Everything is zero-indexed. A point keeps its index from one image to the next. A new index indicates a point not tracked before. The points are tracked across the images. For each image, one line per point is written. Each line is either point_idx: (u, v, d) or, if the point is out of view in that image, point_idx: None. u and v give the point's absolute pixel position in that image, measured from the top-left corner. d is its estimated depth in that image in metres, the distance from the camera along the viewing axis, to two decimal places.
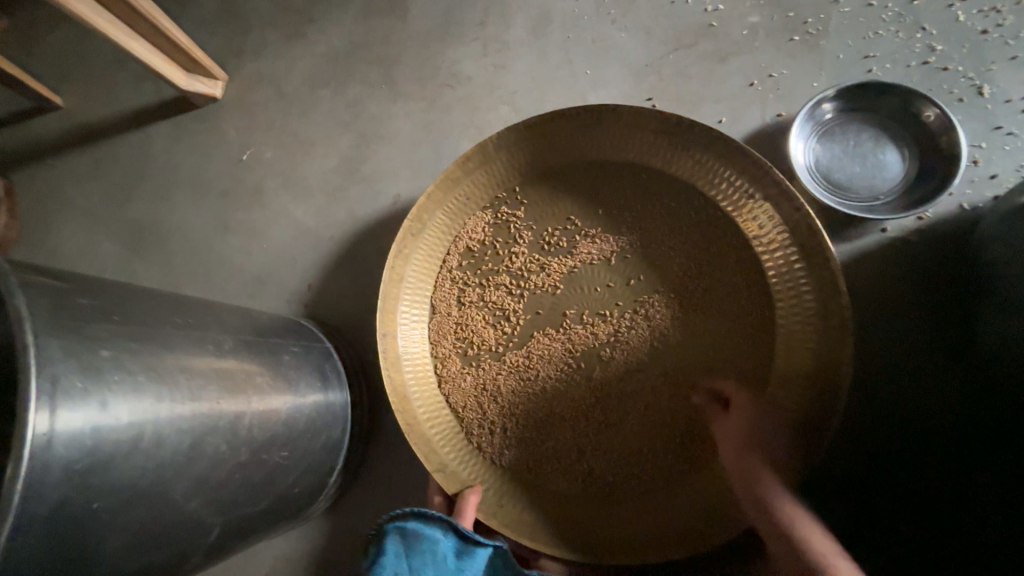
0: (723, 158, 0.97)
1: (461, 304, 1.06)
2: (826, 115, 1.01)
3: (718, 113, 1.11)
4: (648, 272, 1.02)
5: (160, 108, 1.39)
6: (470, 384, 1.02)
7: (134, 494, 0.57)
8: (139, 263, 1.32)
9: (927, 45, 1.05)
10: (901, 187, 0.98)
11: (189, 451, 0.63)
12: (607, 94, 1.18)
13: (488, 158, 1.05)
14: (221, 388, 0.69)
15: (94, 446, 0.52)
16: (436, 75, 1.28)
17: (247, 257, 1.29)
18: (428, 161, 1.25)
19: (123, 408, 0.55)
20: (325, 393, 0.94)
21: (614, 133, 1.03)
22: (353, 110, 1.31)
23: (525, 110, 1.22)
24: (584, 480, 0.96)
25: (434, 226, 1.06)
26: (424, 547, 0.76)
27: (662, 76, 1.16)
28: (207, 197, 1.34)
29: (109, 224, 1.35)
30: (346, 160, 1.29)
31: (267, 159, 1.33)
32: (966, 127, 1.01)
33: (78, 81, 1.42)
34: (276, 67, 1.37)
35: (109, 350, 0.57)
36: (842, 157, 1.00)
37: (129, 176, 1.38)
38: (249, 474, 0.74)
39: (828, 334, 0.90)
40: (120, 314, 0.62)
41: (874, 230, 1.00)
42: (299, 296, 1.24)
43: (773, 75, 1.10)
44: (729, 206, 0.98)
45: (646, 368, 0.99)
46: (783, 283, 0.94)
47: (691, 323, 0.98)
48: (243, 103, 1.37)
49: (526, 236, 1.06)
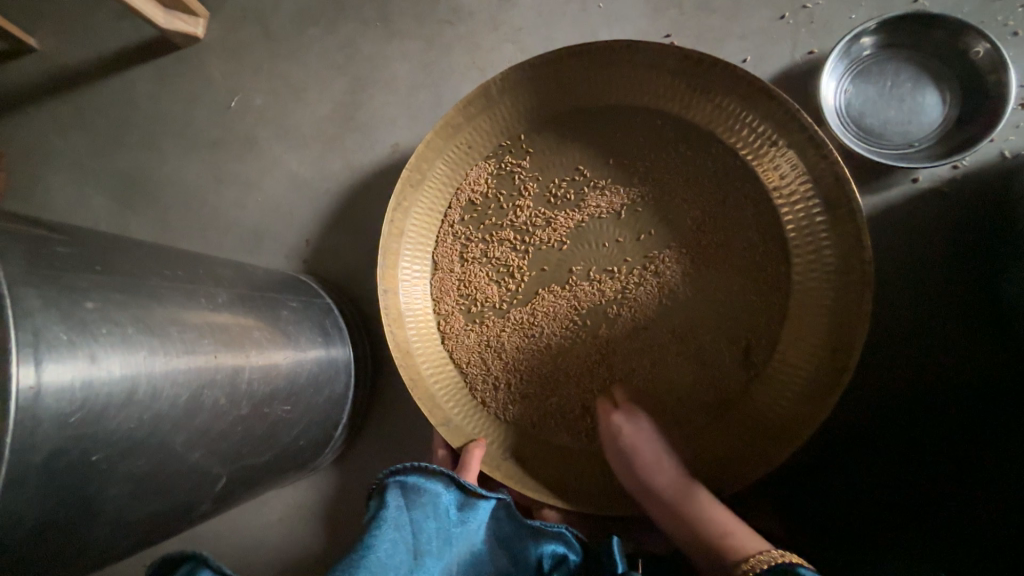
0: (745, 101, 0.90)
1: (464, 259, 1.03)
2: (863, 52, 0.92)
3: (743, 52, 1.02)
4: (660, 226, 0.97)
5: (140, 50, 1.30)
6: (474, 341, 1.01)
7: (132, 445, 0.57)
8: (131, 217, 1.28)
9: None
10: (938, 134, 0.90)
11: (187, 404, 0.62)
12: (621, 31, 1.08)
13: (491, 102, 0.98)
14: (218, 341, 0.68)
15: (85, 399, 0.51)
16: (434, 11, 1.17)
17: (242, 211, 1.24)
18: (427, 107, 1.17)
19: (113, 361, 0.54)
20: (327, 348, 0.93)
21: (629, 73, 0.95)
22: (347, 51, 1.21)
23: (532, 49, 1.12)
24: (588, 435, 0.96)
25: (435, 176, 1.01)
26: (425, 500, 0.77)
27: (683, 9, 1.05)
28: (196, 147, 1.27)
29: (98, 176, 1.30)
30: (341, 107, 1.21)
31: (257, 106, 1.25)
32: (1019, 65, 0.92)
33: (50, 20, 1.32)
34: (262, 1, 1.26)
35: (94, 301, 0.55)
36: (877, 101, 0.92)
37: (114, 125, 1.31)
38: (252, 427, 0.74)
39: (847, 291, 0.86)
40: (102, 264, 0.59)
41: (904, 180, 0.94)
42: (298, 251, 1.21)
43: (807, 6, 1.00)
44: (750, 154, 0.92)
45: (654, 326, 0.96)
46: (803, 237, 0.89)
47: (703, 280, 0.95)
48: (228, 43, 1.27)
49: (531, 188, 1.00)
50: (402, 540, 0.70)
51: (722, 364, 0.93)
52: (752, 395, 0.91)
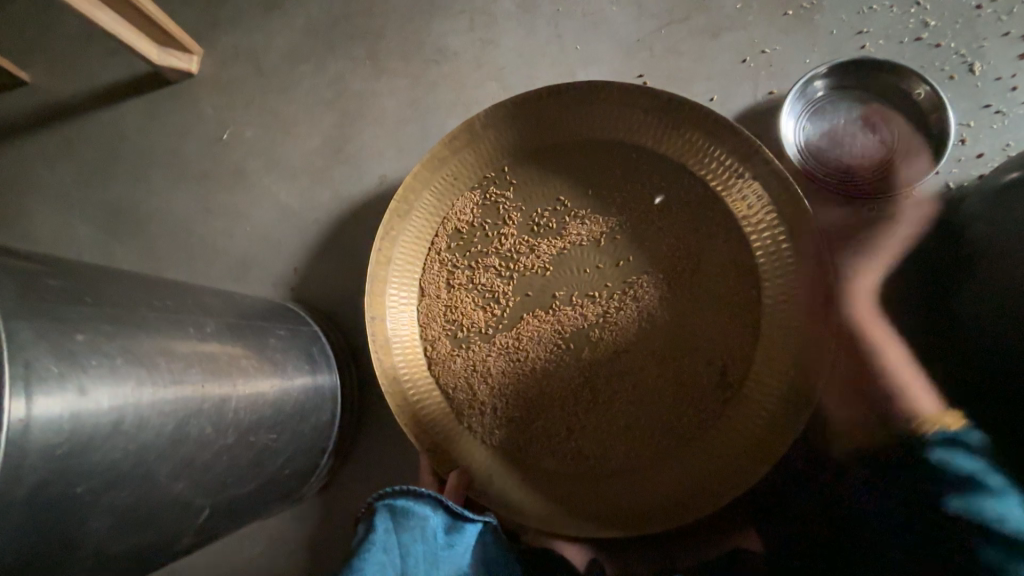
0: (712, 137, 0.96)
1: (450, 286, 1.06)
2: (817, 93, 1.00)
3: (709, 91, 1.10)
4: (637, 252, 1.02)
5: (133, 84, 1.33)
6: (460, 365, 1.02)
7: (118, 477, 0.57)
8: (117, 246, 1.29)
9: (921, 21, 1.03)
10: (889, 167, 0.98)
11: (173, 434, 0.63)
12: (597, 71, 1.16)
13: (476, 137, 1.03)
14: (205, 370, 0.69)
15: (72, 430, 0.52)
16: (421, 51, 1.24)
17: (229, 240, 1.26)
18: (414, 140, 1.22)
19: (102, 393, 0.55)
20: (314, 375, 0.94)
21: (604, 111, 1.01)
22: (336, 87, 1.27)
23: (514, 87, 1.19)
24: (573, 458, 0.97)
25: (422, 207, 1.05)
26: (413, 523, 0.77)
27: (653, 52, 1.13)
28: (186, 177, 1.30)
29: (85, 205, 1.31)
30: (330, 139, 1.26)
31: (248, 138, 1.29)
32: (956, 105, 1.01)
33: (44, 55, 1.35)
34: (255, 39, 1.31)
35: (85, 333, 0.56)
36: (832, 137, 1.00)
37: (103, 155, 1.33)
38: (237, 457, 0.74)
39: (813, 313, 0.91)
40: (93, 296, 0.61)
41: (861, 210, 1.01)
42: (285, 279, 1.23)
43: (765, 51, 1.08)
44: (718, 185, 0.98)
45: (635, 348, 0.99)
46: (770, 263, 0.95)
47: (679, 304, 0.99)
48: (220, 78, 1.32)
49: (515, 217, 1.05)
50: (389, 564, 0.72)
51: (774, 311, 0.94)
52: (730, 414, 0.94)
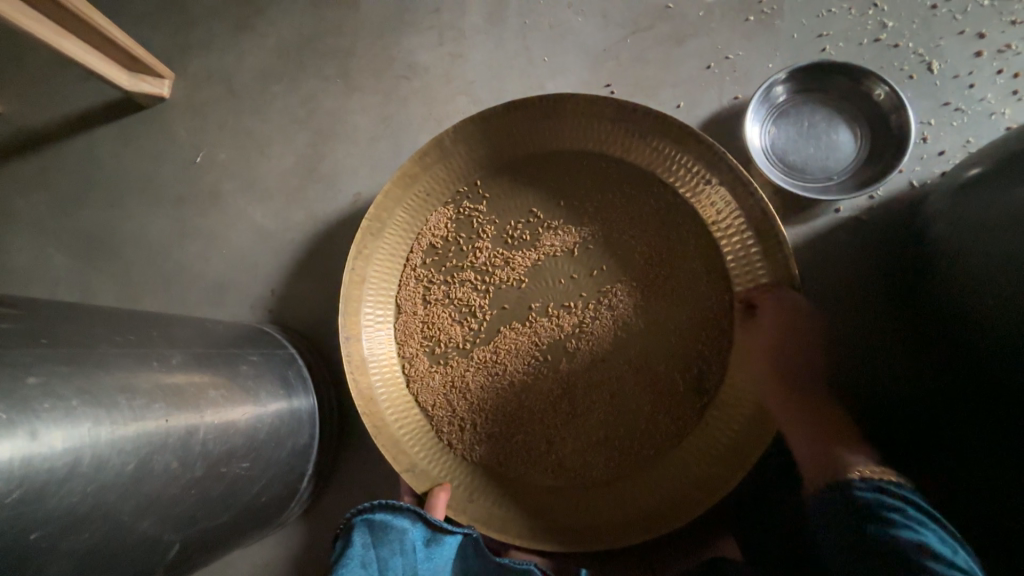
0: (678, 145, 0.97)
1: (427, 302, 1.05)
2: (779, 97, 1.01)
3: (676, 98, 1.11)
4: (611, 261, 1.02)
5: (104, 110, 1.33)
6: (439, 382, 1.02)
7: (77, 519, 0.56)
8: (93, 274, 1.28)
9: (878, 22, 1.05)
10: (853, 168, 0.99)
11: (136, 472, 0.62)
12: (566, 82, 1.16)
13: (446, 152, 1.03)
14: (170, 404, 0.68)
15: (25, 476, 0.51)
16: (391, 67, 1.24)
17: (206, 263, 1.26)
18: (387, 156, 1.22)
19: (56, 436, 0.54)
20: (289, 400, 0.93)
21: (570, 122, 1.01)
22: (309, 106, 1.27)
23: (484, 100, 1.20)
24: (555, 472, 0.97)
25: (395, 224, 1.04)
26: (392, 537, 0.77)
27: (620, 61, 1.14)
28: (160, 202, 1.29)
29: (59, 234, 1.30)
30: (303, 159, 1.25)
31: (221, 160, 1.28)
32: (916, 104, 1.02)
33: (13, 85, 1.34)
34: (226, 61, 1.31)
35: (38, 376, 0.55)
36: (797, 139, 1.01)
37: (76, 184, 1.32)
38: (208, 489, 0.73)
39: (783, 316, 0.92)
40: (48, 337, 0.60)
41: (828, 211, 1.02)
42: (263, 301, 1.22)
43: (729, 57, 1.10)
44: (687, 192, 0.98)
45: (612, 358, 0.99)
46: (740, 267, 0.95)
47: (654, 311, 0.99)
48: (192, 102, 1.31)
49: (489, 231, 1.05)
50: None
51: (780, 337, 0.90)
52: (708, 421, 0.95)
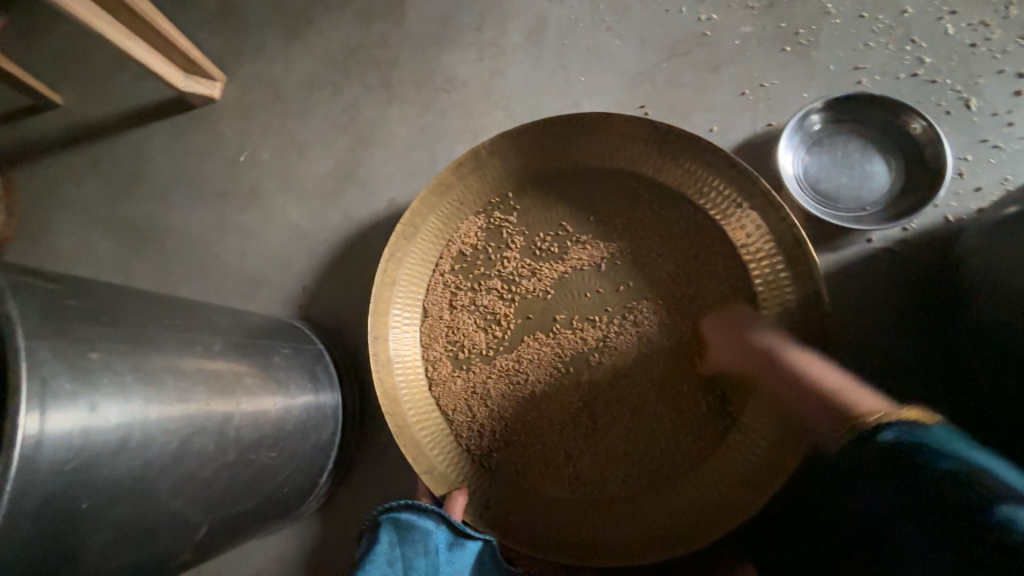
0: (711, 167, 0.98)
1: (453, 307, 1.07)
2: (814, 126, 1.03)
3: (709, 122, 1.13)
4: (638, 277, 1.03)
5: (158, 108, 1.40)
6: (460, 387, 1.03)
7: (120, 492, 0.59)
8: (135, 262, 1.34)
9: (916, 57, 1.06)
10: (886, 200, 1.00)
11: (176, 451, 0.64)
12: (601, 102, 1.19)
13: (482, 163, 1.06)
14: (210, 389, 0.71)
15: (82, 445, 0.54)
16: (431, 80, 1.29)
17: (243, 257, 1.30)
18: (423, 165, 1.26)
19: (111, 409, 0.57)
20: (316, 395, 0.96)
21: (606, 139, 1.04)
22: (350, 113, 1.32)
23: (520, 116, 1.23)
24: (571, 485, 0.97)
25: (428, 230, 1.07)
26: (416, 537, 0.78)
27: (655, 84, 1.17)
28: (204, 196, 1.35)
29: (106, 222, 1.37)
30: (342, 163, 1.30)
31: (263, 160, 1.34)
32: (953, 140, 1.02)
33: (77, 80, 1.43)
34: (275, 67, 1.38)
35: (99, 352, 0.59)
36: (830, 169, 1.01)
37: (126, 175, 1.39)
38: (238, 473, 0.75)
39: (811, 347, 0.91)
40: (109, 316, 0.63)
41: (860, 240, 1.02)
42: (294, 297, 1.26)
43: (764, 85, 1.12)
44: (718, 215, 1.00)
45: (634, 374, 1.00)
46: (769, 291, 0.96)
47: (679, 331, 1.00)
48: (240, 103, 1.38)
49: (518, 241, 1.07)
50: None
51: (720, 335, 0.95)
52: (728, 444, 0.94)
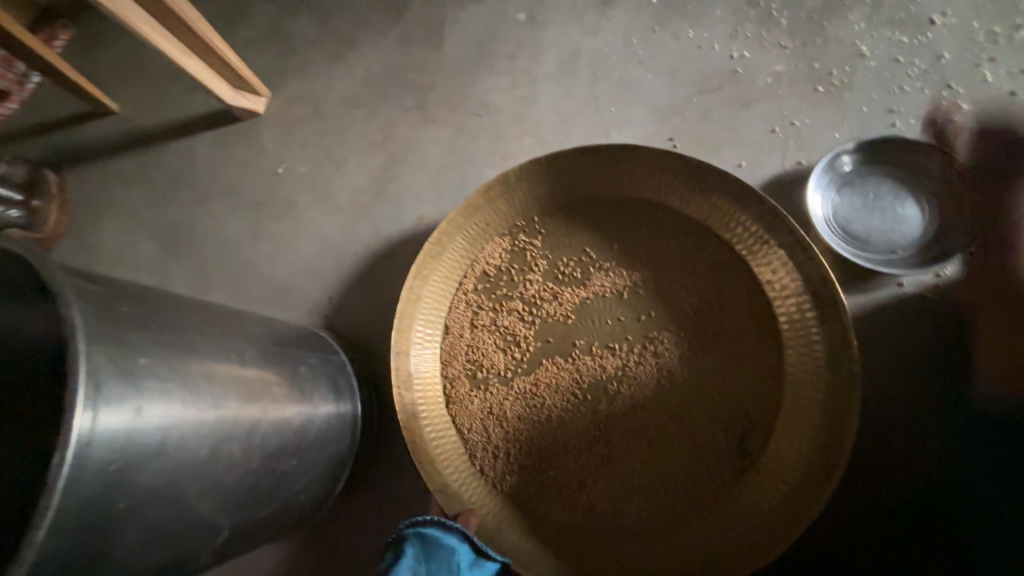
0: (739, 204, 0.99)
1: (473, 326, 1.09)
2: (845, 166, 1.03)
3: (738, 157, 1.14)
4: (660, 307, 1.03)
5: (206, 119, 1.48)
6: (477, 407, 1.04)
7: (155, 492, 0.61)
8: (172, 263, 1.40)
9: (953, 103, 1.07)
10: (919, 244, 0.98)
11: (208, 456, 0.67)
12: (630, 132, 1.22)
13: (510, 188, 1.09)
14: (242, 396, 0.74)
15: (125, 447, 0.57)
16: (465, 104, 1.34)
17: (274, 264, 1.35)
18: (452, 185, 1.30)
19: (154, 413, 0.60)
20: (337, 405, 0.98)
21: (634, 170, 1.05)
22: (385, 132, 1.37)
23: (549, 142, 1.26)
24: (583, 514, 0.96)
25: (454, 249, 1.09)
26: (443, 554, 0.78)
27: (685, 117, 1.19)
28: (241, 204, 1.41)
29: (149, 224, 1.44)
30: (374, 179, 1.35)
31: (300, 173, 1.40)
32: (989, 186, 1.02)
33: (133, 90, 1.52)
34: (317, 86, 1.45)
35: (146, 358, 0.62)
36: (861, 210, 1.01)
37: (171, 181, 1.46)
38: (261, 480, 0.77)
39: (837, 389, 0.90)
40: (156, 322, 0.67)
41: (890, 283, 1.01)
42: (320, 306, 1.30)
43: (794, 123, 1.12)
44: (744, 250, 1.00)
45: (652, 405, 0.99)
46: (794, 330, 0.95)
47: (699, 364, 0.99)
48: (282, 118, 1.45)
49: (541, 265, 1.09)
50: None
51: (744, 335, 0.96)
52: (746, 483, 0.92)
